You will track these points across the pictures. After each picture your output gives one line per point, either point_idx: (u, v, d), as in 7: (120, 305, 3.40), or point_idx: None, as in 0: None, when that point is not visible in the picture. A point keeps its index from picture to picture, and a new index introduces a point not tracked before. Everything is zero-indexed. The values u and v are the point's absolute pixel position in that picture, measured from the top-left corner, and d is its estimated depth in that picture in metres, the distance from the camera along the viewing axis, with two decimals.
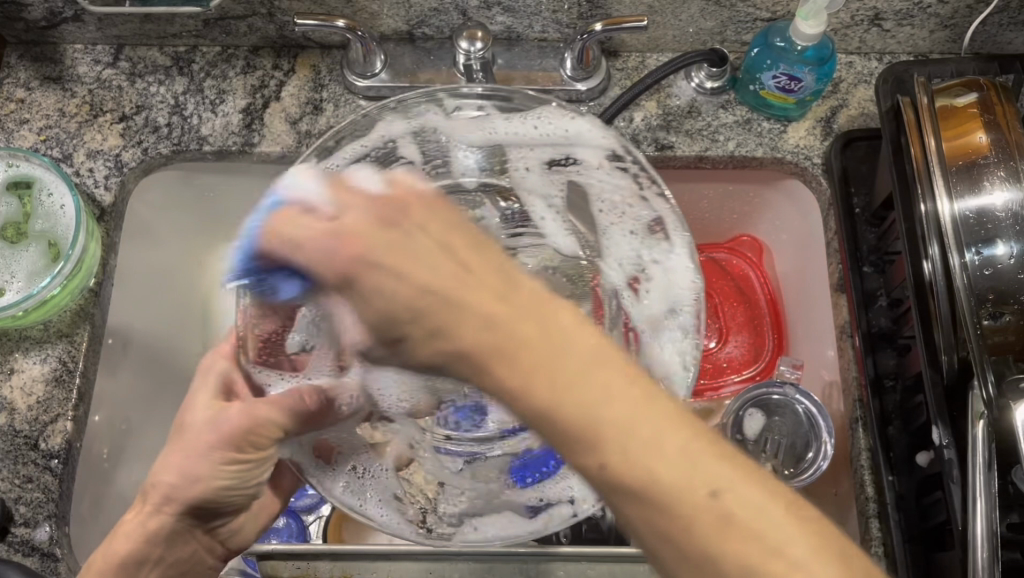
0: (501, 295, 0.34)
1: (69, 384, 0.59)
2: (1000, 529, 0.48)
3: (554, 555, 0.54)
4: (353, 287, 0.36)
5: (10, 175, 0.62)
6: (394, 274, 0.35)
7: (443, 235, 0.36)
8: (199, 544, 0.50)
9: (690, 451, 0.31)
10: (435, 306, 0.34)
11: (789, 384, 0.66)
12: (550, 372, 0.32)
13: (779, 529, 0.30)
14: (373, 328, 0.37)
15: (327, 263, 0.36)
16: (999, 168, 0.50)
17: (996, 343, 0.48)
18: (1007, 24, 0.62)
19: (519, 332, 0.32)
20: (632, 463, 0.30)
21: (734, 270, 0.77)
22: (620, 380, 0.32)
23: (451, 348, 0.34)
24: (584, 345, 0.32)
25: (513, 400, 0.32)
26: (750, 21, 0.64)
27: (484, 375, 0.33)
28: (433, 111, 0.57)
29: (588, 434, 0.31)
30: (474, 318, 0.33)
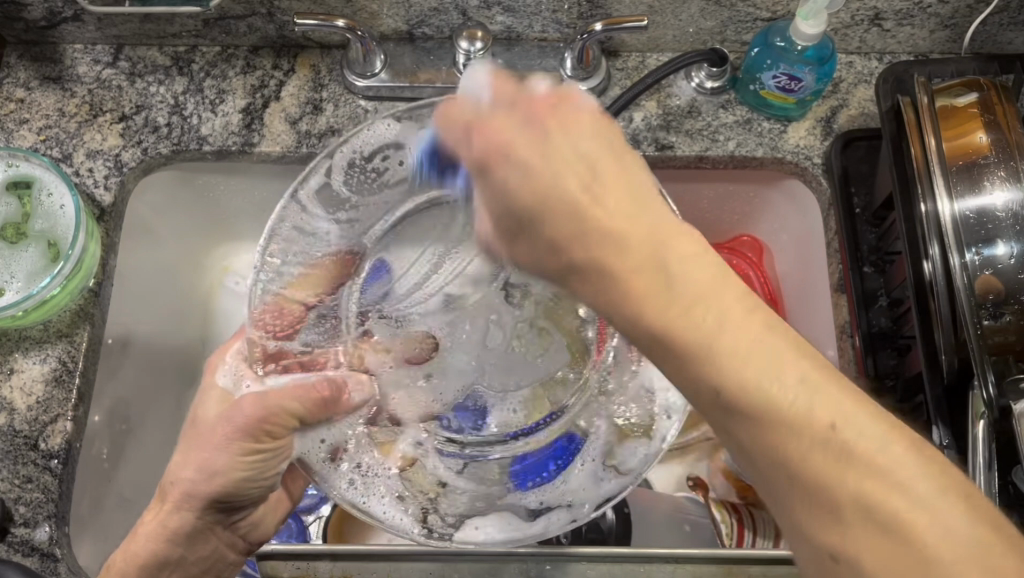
0: (632, 215, 0.35)
1: (69, 385, 0.59)
2: (1001, 529, 0.48)
3: (553, 555, 0.54)
4: (484, 174, 0.38)
5: (9, 175, 0.62)
6: (520, 173, 0.36)
7: (585, 141, 0.36)
8: (220, 541, 0.51)
9: (816, 383, 0.31)
10: (547, 212, 0.36)
11: None
12: (669, 299, 0.33)
13: (903, 465, 0.29)
14: (497, 221, 0.39)
15: (469, 147, 0.38)
16: (999, 168, 0.49)
17: (996, 343, 0.47)
18: (1007, 24, 0.62)
19: (635, 253, 0.34)
20: (746, 383, 0.31)
21: (736, 270, 0.76)
22: (738, 307, 0.33)
23: (565, 260, 0.36)
24: (697, 260, 0.34)
25: (630, 316, 0.34)
26: (749, 21, 0.63)
27: (598, 284, 0.35)
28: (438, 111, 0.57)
29: (704, 349, 0.32)
30: (599, 233, 0.35)
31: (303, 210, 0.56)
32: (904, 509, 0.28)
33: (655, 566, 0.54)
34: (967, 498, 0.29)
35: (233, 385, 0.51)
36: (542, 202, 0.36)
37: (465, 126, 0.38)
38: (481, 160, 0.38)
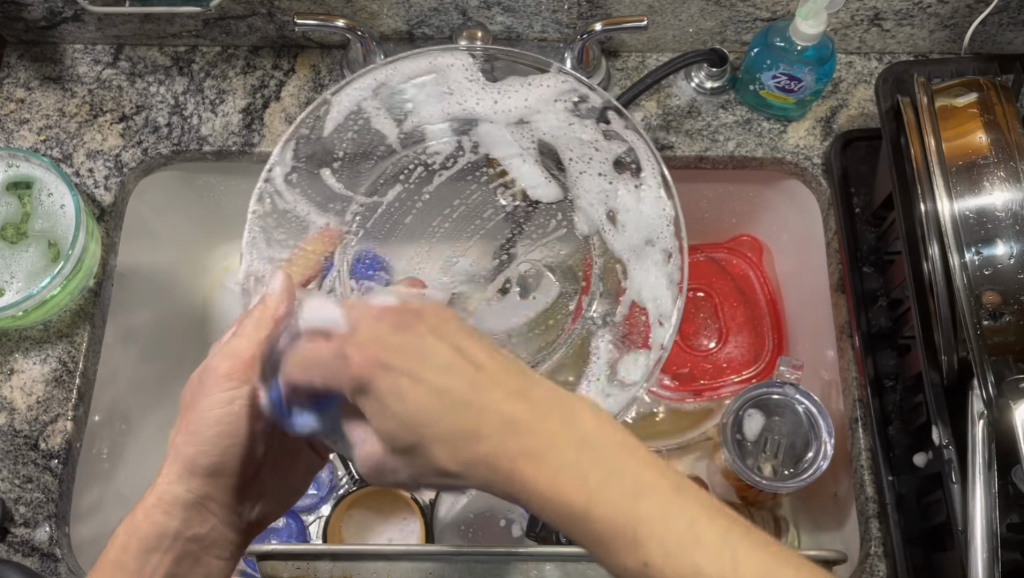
0: (521, 395, 0.38)
1: (69, 385, 0.59)
2: (1001, 529, 0.48)
3: (553, 555, 0.54)
4: (368, 388, 0.42)
5: (9, 175, 0.62)
6: (410, 376, 0.41)
7: (456, 335, 0.42)
8: (217, 520, 0.50)
9: (733, 546, 0.33)
10: (451, 406, 0.39)
11: (789, 383, 0.65)
12: (579, 486, 0.35)
13: None
14: (394, 435, 0.42)
15: (347, 367, 0.43)
16: (999, 168, 0.49)
17: (996, 343, 0.47)
18: (1007, 24, 0.62)
19: (534, 436, 0.36)
20: (674, 557, 0.33)
21: (734, 270, 0.77)
22: (652, 478, 0.35)
23: (471, 452, 0.38)
24: (590, 428, 0.36)
25: (546, 507, 0.36)
26: (750, 21, 0.63)
27: (504, 480, 0.37)
28: (383, 73, 0.57)
29: (620, 533, 0.34)
30: (494, 421, 0.37)
31: (277, 203, 0.55)
32: None
33: None
34: None
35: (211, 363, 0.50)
36: (444, 408, 0.39)
37: (337, 351, 0.44)
38: (361, 376, 0.42)
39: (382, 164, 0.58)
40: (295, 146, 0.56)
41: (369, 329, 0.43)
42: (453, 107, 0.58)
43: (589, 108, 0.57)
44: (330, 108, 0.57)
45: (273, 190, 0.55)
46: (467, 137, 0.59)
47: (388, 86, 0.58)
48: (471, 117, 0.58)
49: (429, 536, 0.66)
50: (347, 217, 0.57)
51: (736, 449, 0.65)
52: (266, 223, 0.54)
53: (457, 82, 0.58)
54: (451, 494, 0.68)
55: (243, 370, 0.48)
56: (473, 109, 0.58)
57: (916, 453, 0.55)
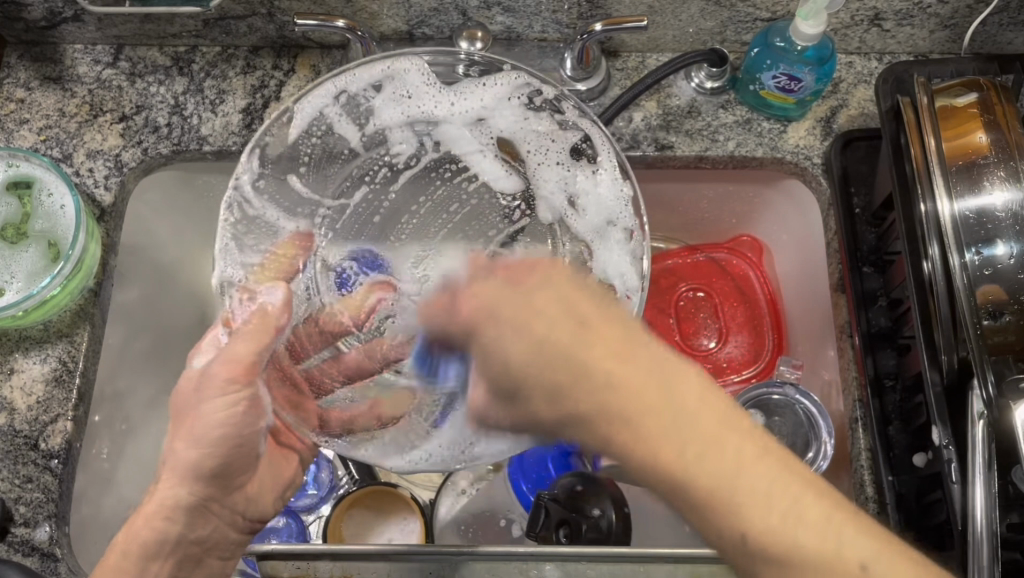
0: (627, 359, 0.41)
1: (70, 385, 0.59)
2: (1001, 529, 0.48)
3: (553, 555, 0.54)
4: (474, 336, 0.45)
5: (10, 175, 0.62)
6: (514, 331, 0.44)
7: (571, 291, 0.44)
8: (220, 521, 0.51)
9: (827, 519, 0.36)
10: (556, 364, 0.42)
11: (789, 384, 0.66)
12: (680, 451, 0.38)
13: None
14: (494, 384, 0.46)
15: (455, 322, 0.47)
16: (999, 168, 0.50)
17: (996, 343, 0.47)
18: (1007, 24, 0.62)
19: (639, 399, 0.40)
20: (761, 522, 0.36)
21: (734, 271, 0.77)
22: (749, 452, 0.38)
23: (572, 409, 0.42)
24: (697, 403, 0.39)
25: (643, 464, 0.39)
26: (750, 21, 0.63)
27: (605, 436, 0.41)
28: (337, 76, 0.56)
29: (711, 494, 0.37)
30: (599, 381, 0.41)
31: (246, 210, 0.54)
32: None
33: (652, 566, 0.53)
34: None
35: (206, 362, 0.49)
36: (546, 363, 0.42)
37: (453, 304, 0.47)
38: (470, 322, 0.46)
39: (347, 167, 0.57)
40: (259, 154, 0.55)
41: (484, 286, 0.46)
42: (411, 110, 0.57)
43: (543, 100, 0.57)
44: (293, 115, 0.56)
45: (242, 198, 0.54)
46: (428, 137, 0.58)
47: (349, 92, 0.56)
48: (428, 118, 0.57)
49: (429, 536, 0.66)
50: (316, 220, 0.56)
51: None
52: (237, 230, 0.53)
53: (414, 84, 0.57)
54: (451, 494, 0.68)
55: (244, 375, 0.47)
56: (429, 111, 0.57)
57: (916, 453, 0.55)
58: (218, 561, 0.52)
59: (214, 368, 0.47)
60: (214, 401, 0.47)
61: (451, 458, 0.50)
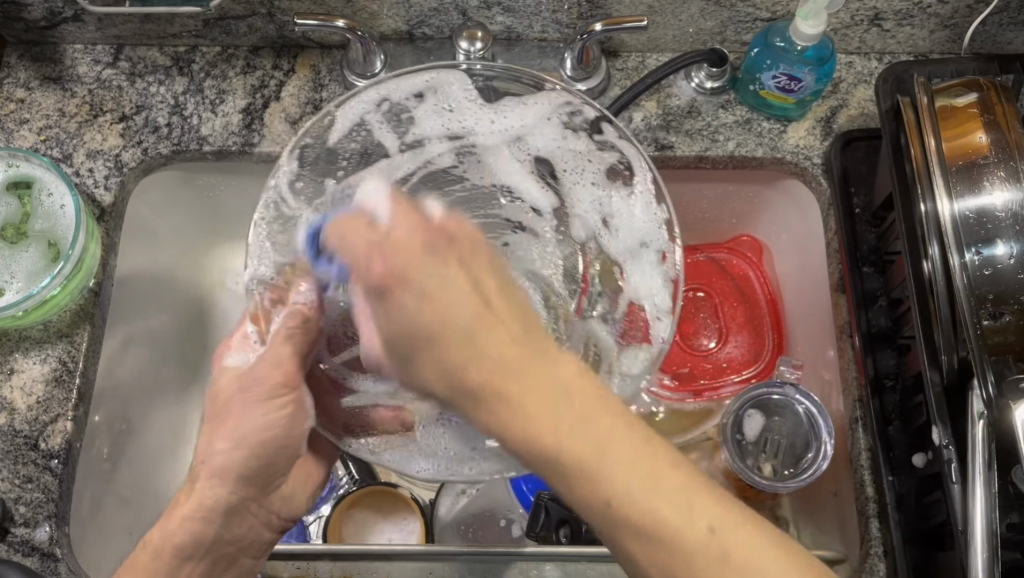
0: (516, 339, 0.40)
1: (70, 385, 0.59)
2: (1001, 529, 0.48)
3: (553, 555, 0.54)
4: (383, 294, 0.41)
5: (10, 175, 0.63)
6: (414, 292, 0.41)
7: (467, 263, 0.42)
8: (255, 521, 0.51)
9: (687, 486, 0.37)
10: (451, 336, 0.40)
11: (789, 383, 0.65)
12: (553, 426, 0.38)
13: (754, 551, 0.36)
14: (389, 337, 0.42)
15: (367, 268, 0.41)
16: (999, 168, 0.50)
17: (995, 343, 0.47)
18: (1007, 24, 0.62)
19: (518, 377, 0.38)
20: (625, 497, 0.36)
21: (734, 270, 0.77)
22: (619, 426, 0.38)
23: (463, 384, 0.40)
24: (575, 379, 0.39)
25: (528, 447, 0.38)
26: (750, 21, 0.63)
27: (486, 411, 0.39)
28: (382, 87, 0.55)
29: (583, 473, 0.37)
30: (489, 358, 0.39)
31: (282, 210, 0.49)
32: None
33: None
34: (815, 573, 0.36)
35: (243, 359, 0.50)
36: (434, 324, 0.40)
37: (365, 245, 0.42)
38: (381, 282, 0.41)
39: (379, 173, 0.52)
40: (300, 154, 0.51)
41: (407, 244, 0.41)
42: (452, 123, 0.55)
43: (583, 120, 0.55)
44: (335, 119, 0.53)
45: (278, 197, 0.49)
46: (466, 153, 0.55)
47: (391, 101, 0.55)
48: (468, 132, 0.55)
49: (429, 536, 0.66)
50: None
51: (736, 449, 0.65)
52: (271, 229, 0.48)
53: (456, 99, 0.56)
54: (451, 493, 0.68)
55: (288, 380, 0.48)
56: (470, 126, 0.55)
57: (916, 453, 0.55)
58: (250, 560, 0.52)
59: (247, 377, 0.49)
60: (255, 407, 0.48)
61: (456, 463, 0.48)
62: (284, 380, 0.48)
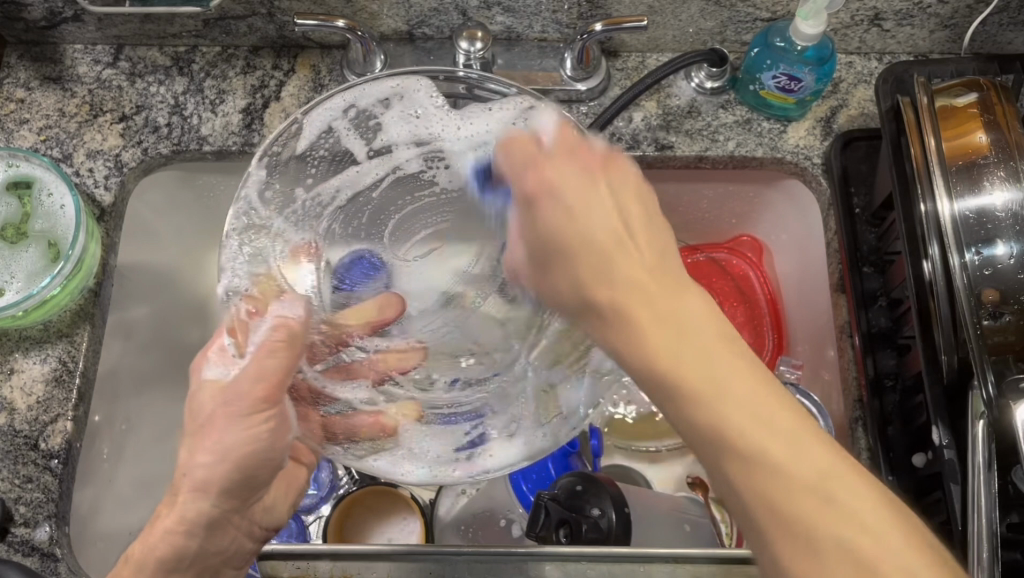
0: (654, 269, 0.41)
1: (69, 385, 0.59)
2: (1001, 529, 0.48)
3: (553, 555, 0.54)
4: (528, 202, 0.45)
5: (10, 175, 0.63)
6: (563, 205, 0.44)
7: (627, 202, 0.44)
8: (238, 532, 0.49)
9: (814, 450, 0.35)
10: (592, 253, 0.42)
11: (789, 384, 0.66)
12: (680, 341, 0.38)
13: (864, 503, 0.34)
14: (530, 249, 0.47)
15: (518, 183, 0.46)
16: (999, 168, 0.50)
17: (996, 343, 0.47)
18: (1007, 24, 0.62)
19: (655, 296, 0.40)
20: (729, 421, 0.36)
21: (735, 270, 0.77)
22: (738, 364, 0.37)
23: (587, 295, 0.42)
24: (705, 318, 0.39)
25: (635, 354, 0.39)
26: (750, 21, 0.63)
27: (614, 326, 0.41)
28: (347, 94, 0.55)
29: (688, 392, 0.37)
30: (621, 277, 0.41)
31: (254, 219, 0.53)
32: (867, 543, 0.33)
33: (653, 566, 0.53)
34: (930, 549, 0.33)
35: (223, 373, 0.46)
36: (581, 250, 0.43)
37: (533, 165, 0.46)
38: (530, 193, 0.45)
39: (359, 181, 0.57)
40: (269, 163, 0.54)
41: (557, 162, 0.45)
42: (419, 129, 0.56)
43: None
44: (302, 126, 0.55)
45: (249, 207, 0.53)
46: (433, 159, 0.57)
47: (358, 107, 0.56)
48: (434, 138, 0.56)
49: (429, 536, 0.66)
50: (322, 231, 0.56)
51: None
52: (242, 237, 0.52)
53: (422, 104, 0.56)
54: (452, 493, 0.68)
55: (270, 396, 0.46)
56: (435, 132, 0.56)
57: (916, 453, 0.55)
58: (233, 571, 0.50)
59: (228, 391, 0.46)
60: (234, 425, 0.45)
61: (438, 464, 0.52)
62: (266, 394, 0.46)
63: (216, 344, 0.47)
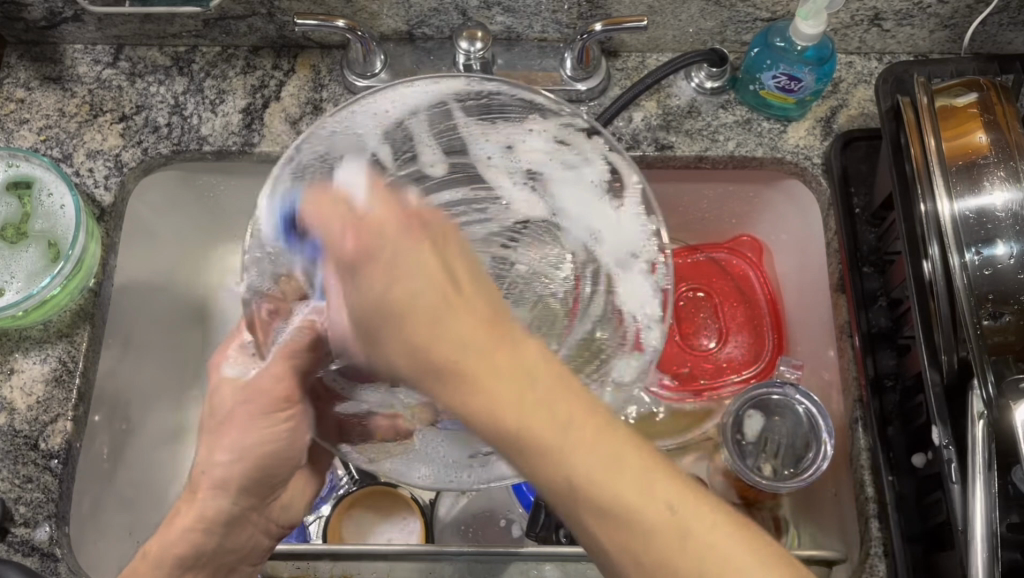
0: (490, 326, 0.36)
1: (69, 384, 0.59)
2: (1001, 530, 0.48)
3: (553, 555, 0.54)
4: (353, 272, 0.38)
5: (9, 175, 0.63)
6: (382, 263, 0.37)
7: (411, 243, 0.37)
8: (256, 529, 0.51)
9: (673, 498, 0.34)
10: (411, 316, 0.36)
11: (789, 383, 0.65)
12: (520, 402, 0.34)
13: (733, 550, 0.33)
14: (353, 319, 0.39)
15: (334, 239, 0.39)
16: (999, 168, 0.50)
17: (996, 343, 0.47)
18: (1007, 24, 0.62)
19: (488, 369, 0.34)
20: (581, 485, 0.34)
21: (734, 271, 0.77)
22: (582, 416, 0.34)
23: (421, 361, 0.36)
24: (550, 386, 0.35)
25: (482, 425, 0.35)
26: (750, 21, 0.63)
27: (454, 404, 0.35)
28: (375, 97, 0.51)
29: (545, 456, 0.34)
30: (445, 336, 0.35)
31: None
32: None
33: None
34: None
35: (241, 372, 0.51)
36: (410, 312, 0.36)
37: (342, 218, 0.39)
38: (351, 257, 0.38)
39: None
40: (293, 164, 0.49)
41: (375, 222, 0.38)
42: (449, 138, 0.54)
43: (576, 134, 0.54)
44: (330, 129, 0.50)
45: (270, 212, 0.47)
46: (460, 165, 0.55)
47: (390, 113, 0.52)
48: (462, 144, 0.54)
49: (429, 536, 0.66)
50: None
51: (736, 449, 0.65)
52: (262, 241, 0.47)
53: (452, 109, 0.53)
54: (452, 494, 0.68)
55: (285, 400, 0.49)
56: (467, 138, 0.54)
57: (916, 453, 0.55)
58: (251, 567, 0.52)
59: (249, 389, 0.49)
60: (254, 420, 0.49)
61: (453, 469, 0.51)
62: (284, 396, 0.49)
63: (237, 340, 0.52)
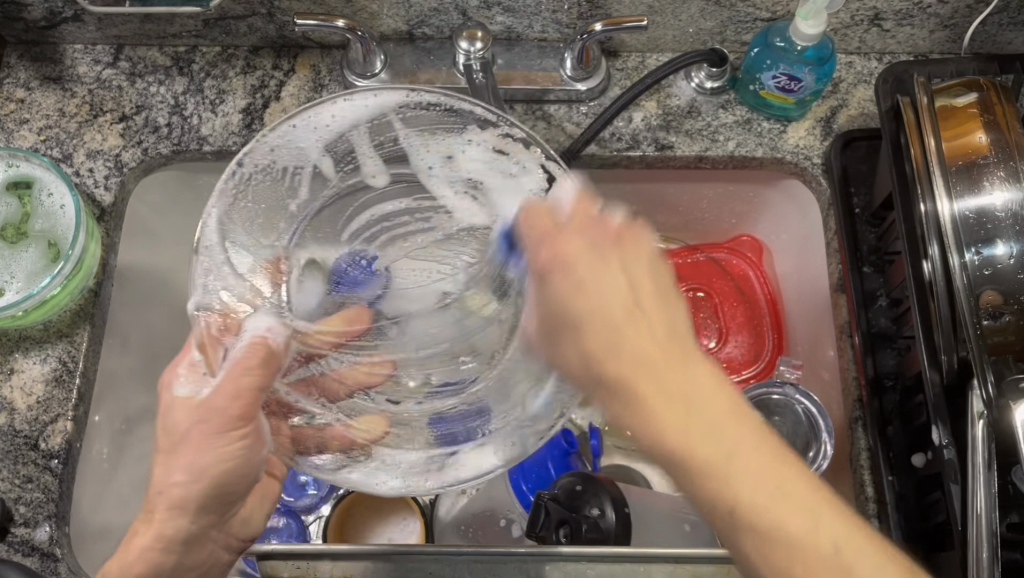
0: (672, 344, 0.43)
1: (70, 385, 0.59)
2: (1001, 529, 0.48)
3: (553, 555, 0.54)
4: (544, 277, 0.46)
5: (9, 175, 0.63)
6: (574, 279, 0.44)
7: (596, 264, 0.44)
8: (216, 545, 0.50)
9: (811, 503, 0.39)
10: (599, 328, 0.43)
11: (789, 383, 0.66)
12: (686, 418, 0.41)
13: (870, 563, 0.38)
14: (542, 320, 0.47)
15: (537, 254, 0.46)
16: (999, 168, 0.50)
17: (996, 343, 0.48)
18: (1007, 24, 0.62)
19: (661, 372, 0.42)
20: (727, 485, 0.40)
21: (734, 271, 0.77)
22: (730, 421, 0.41)
23: (601, 376, 0.43)
24: (709, 389, 0.42)
25: (652, 440, 0.42)
26: (750, 21, 0.63)
27: (623, 408, 0.42)
28: (308, 115, 0.52)
29: (698, 465, 0.40)
30: (627, 349, 0.42)
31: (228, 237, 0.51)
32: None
33: (653, 566, 0.54)
34: None
35: (194, 391, 0.47)
36: (599, 320, 0.43)
37: (545, 234, 0.46)
38: (544, 267, 0.46)
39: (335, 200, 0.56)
40: (233, 186, 0.51)
41: (570, 238, 0.45)
42: (387, 150, 0.54)
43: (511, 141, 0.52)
44: (267, 147, 0.52)
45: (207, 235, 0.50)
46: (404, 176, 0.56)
47: (325, 128, 0.52)
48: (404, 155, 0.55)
49: (429, 536, 0.66)
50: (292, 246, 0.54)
51: None
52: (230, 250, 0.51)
53: (386, 122, 0.53)
54: (451, 494, 0.68)
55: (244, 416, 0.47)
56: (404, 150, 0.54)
57: (915, 453, 0.55)
58: None
59: (201, 408, 0.46)
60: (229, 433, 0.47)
61: (416, 476, 0.52)
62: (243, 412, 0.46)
63: (185, 358, 0.47)
